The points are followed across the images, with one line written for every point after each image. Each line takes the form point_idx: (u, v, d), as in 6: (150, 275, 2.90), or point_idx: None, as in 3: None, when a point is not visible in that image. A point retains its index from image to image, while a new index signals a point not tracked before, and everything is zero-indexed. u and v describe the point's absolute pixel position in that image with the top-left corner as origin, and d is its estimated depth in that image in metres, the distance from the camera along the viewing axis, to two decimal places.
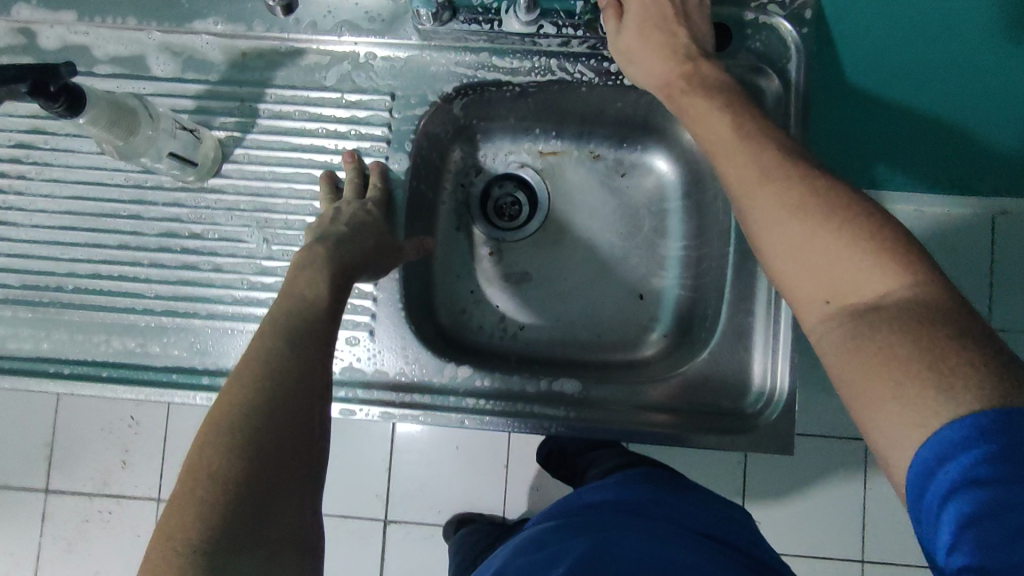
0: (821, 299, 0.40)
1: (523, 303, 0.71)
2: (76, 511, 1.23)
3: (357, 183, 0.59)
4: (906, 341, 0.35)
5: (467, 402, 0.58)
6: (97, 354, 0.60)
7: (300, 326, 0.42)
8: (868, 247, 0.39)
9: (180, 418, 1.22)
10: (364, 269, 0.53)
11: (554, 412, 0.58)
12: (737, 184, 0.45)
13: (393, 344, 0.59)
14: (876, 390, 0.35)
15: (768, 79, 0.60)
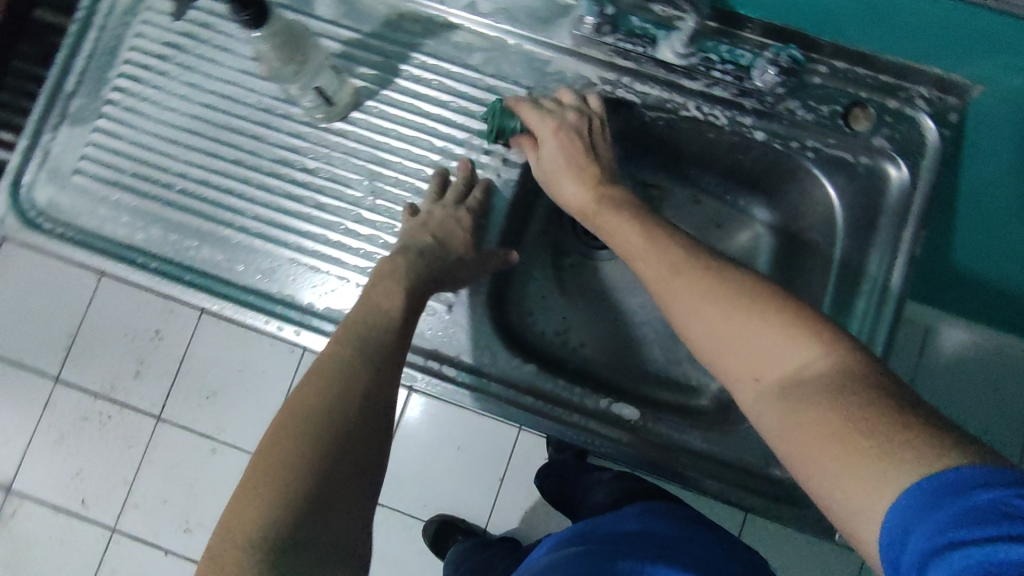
0: (751, 375, 0.38)
1: (589, 319, 0.71)
2: (76, 408, 1.24)
3: (461, 190, 0.59)
4: (833, 412, 0.33)
5: (526, 399, 0.58)
6: (182, 259, 0.61)
7: (367, 341, 0.49)
8: (769, 320, 0.39)
9: (200, 344, 1.24)
10: (443, 284, 0.57)
11: (607, 432, 0.57)
12: (649, 281, 0.46)
13: (468, 324, 0.59)
14: (832, 467, 0.32)
15: (901, 169, 0.58)
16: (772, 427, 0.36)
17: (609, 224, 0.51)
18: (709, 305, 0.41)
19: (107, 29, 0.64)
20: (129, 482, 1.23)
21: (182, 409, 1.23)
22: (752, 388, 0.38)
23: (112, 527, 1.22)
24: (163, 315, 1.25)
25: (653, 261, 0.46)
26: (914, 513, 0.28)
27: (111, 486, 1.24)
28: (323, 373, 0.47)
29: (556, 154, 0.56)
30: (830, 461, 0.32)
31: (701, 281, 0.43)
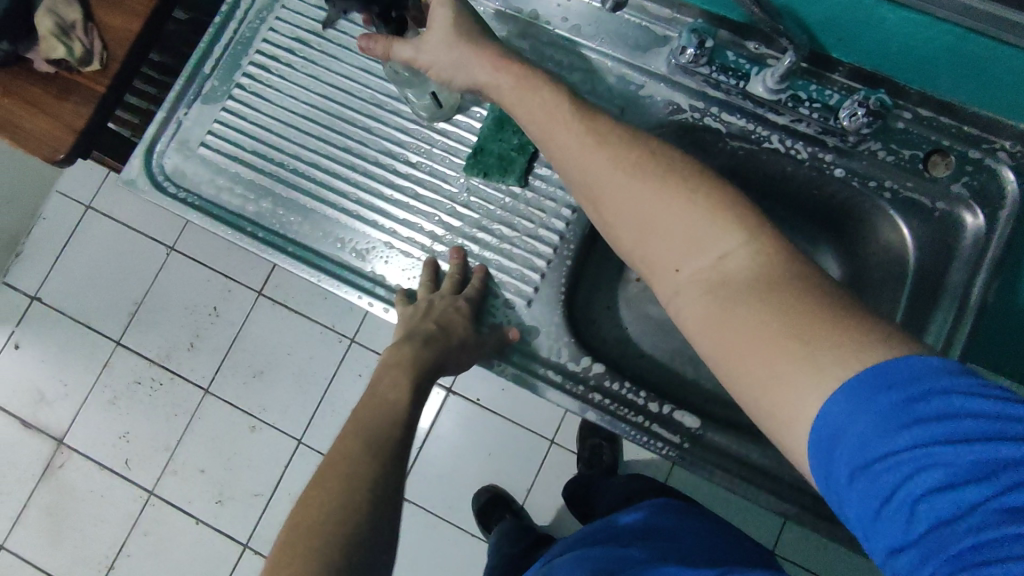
0: (685, 273, 0.44)
1: (652, 333, 0.74)
2: (132, 372, 1.50)
3: (455, 279, 0.62)
4: (760, 304, 0.38)
5: (593, 396, 0.61)
6: (287, 232, 0.66)
7: (384, 448, 0.51)
8: (710, 221, 0.44)
9: (254, 324, 1.49)
10: (452, 366, 0.60)
11: (668, 436, 0.59)
12: (599, 189, 0.50)
13: (544, 319, 0.63)
14: (758, 362, 0.37)
15: (976, 216, 0.61)
16: (707, 323, 0.42)
17: (559, 137, 0.53)
18: (656, 205, 0.47)
19: (245, 21, 0.71)
20: (172, 448, 1.46)
21: (229, 385, 1.47)
22: (685, 283, 0.44)
23: (151, 490, 1.45)
24: (222, 296, 1.51)
25: (605, 168, 0.50)
26: (856, 421, 0.33)
27: (155, 450, 1.47)
28: (332, 480, 0.48)
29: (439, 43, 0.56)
30: (754, 351, 0.38)
31: (652, 186, 0.47)
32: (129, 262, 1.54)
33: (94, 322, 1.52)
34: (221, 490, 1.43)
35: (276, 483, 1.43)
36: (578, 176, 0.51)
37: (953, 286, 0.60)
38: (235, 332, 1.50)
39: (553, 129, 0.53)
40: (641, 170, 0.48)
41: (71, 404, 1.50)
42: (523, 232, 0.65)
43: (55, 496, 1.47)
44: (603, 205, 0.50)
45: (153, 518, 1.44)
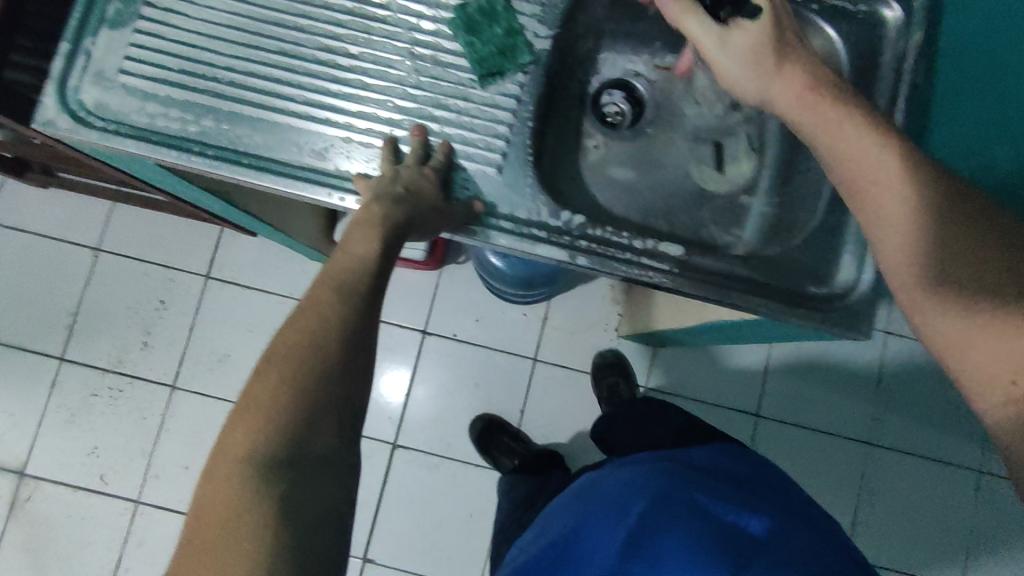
0: (901, 252, 0.57)
1: (620, 193, 0.76)
2: (86, 385, 1.41)
3: (419, 154, 0.61)
4: (994, 300, 0.53)
5: (579, 243, 0.62)
6: (237, 146, 0.63)
7: (347, 284, 0.53)
8: (940, 216, 0.56)
9: (208, 307, 1.43)
10: (417, 230, 0.58)
11: (658, 266, 0.62)
12: (857, 173, 0.59)
13: (516, 183, 0.63)
14: (979, 338, 0.53)
15: (894, 10, 0.66)
16: (901, 279, 0.58)
17: (865, 157, 0.59)
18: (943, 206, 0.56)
19: None
20: (149, 451, 1.39)
21: (196, 374, 1.41)
22: (895, 256, 0.58)
23: (137, 499, 1.38)
24: (166, 287, 1.43)
25: (865, 156, 0.59)
26: None
27: (131, 457, 1.39)
28: (300, 314, 0.52)
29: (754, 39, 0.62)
30: (998, 332, 0.52)
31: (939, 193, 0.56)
32: (55, 271, 1.43)
33: (29, 342, 1.41)
34: None
35: None
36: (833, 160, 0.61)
37: (886, 78, 0.66)
38: (190, 320, 1.43)
39: (812, 119, 0.61)
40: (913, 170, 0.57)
41: (22, 434, 1.39)
42: (478, 102, 0.64)
43: (30, 532, 1.38)
44: (862, 185, 0.59)
45: (144, 527, 1.37)
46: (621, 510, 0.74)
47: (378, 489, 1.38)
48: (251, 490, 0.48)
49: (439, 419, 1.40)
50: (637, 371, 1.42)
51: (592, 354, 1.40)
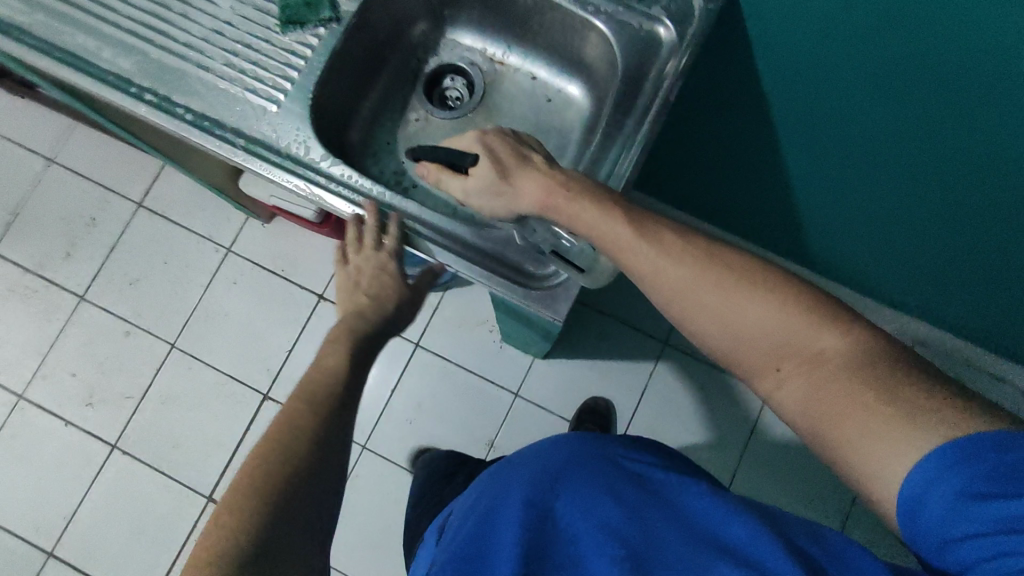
0: (773, 367, 0.58)
1: None
2: (5, 281, 1.50)
3: (375, 231, 0.67)
4: (863, 391, 0.52)
5: (329, 184, 0.69)
6: (58, 42, 0.70)
7: (318, 397, 0.60)
8: (782, 308, 0.57)
9: (133, 234, 1.52)
10: (388, 334, 0.67)
11: (391, 216, 0.69)
12: (682, 290, 0.60)
13: (291, 122, 0.69)
14: (858, 428, 0.52)
15: (667, 31, 0.68)
16: (802, 396, 0.56)
17: (610, 236, 0.62)
18: (769, 305, 0.58)
19: None
20: (43, 352, 1.48)
21: (105, 292, 1.50)
22: (776, 374, 0.58)
23: (20, 394, 1.46)
24: (100, 207, 1.53)
25: (680, 274, 0.60)
26: (932, 488, 0.49)
27: (26, 354, 1.48)
28: (271, 432, 0.58)
29: (487, 170, 0.66)
30: (881, 428, 0.51)
31: (761, 296, 0.58)
32: (9, 173, 1.55)
33: None
34: (92, 395, 1.46)
35: (147, 385, 1.46)
36: (658, 281, 0.61)
37: (648, 92, 0.68)
38: (113, 241, 1.52)
39: (602, 230, 0.62)
40: (725, 271, 0.59)
41: None
42: (278, 46, 0.71)
43: None
44: (687, 304, 0.60)
45: (20, 421, 1.45)
46: (511, 485, 0.72)
47: (241, 435, 1.44)
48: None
49: None
50: (511, 377, 1.45)
51: (478, 354, 1.47)
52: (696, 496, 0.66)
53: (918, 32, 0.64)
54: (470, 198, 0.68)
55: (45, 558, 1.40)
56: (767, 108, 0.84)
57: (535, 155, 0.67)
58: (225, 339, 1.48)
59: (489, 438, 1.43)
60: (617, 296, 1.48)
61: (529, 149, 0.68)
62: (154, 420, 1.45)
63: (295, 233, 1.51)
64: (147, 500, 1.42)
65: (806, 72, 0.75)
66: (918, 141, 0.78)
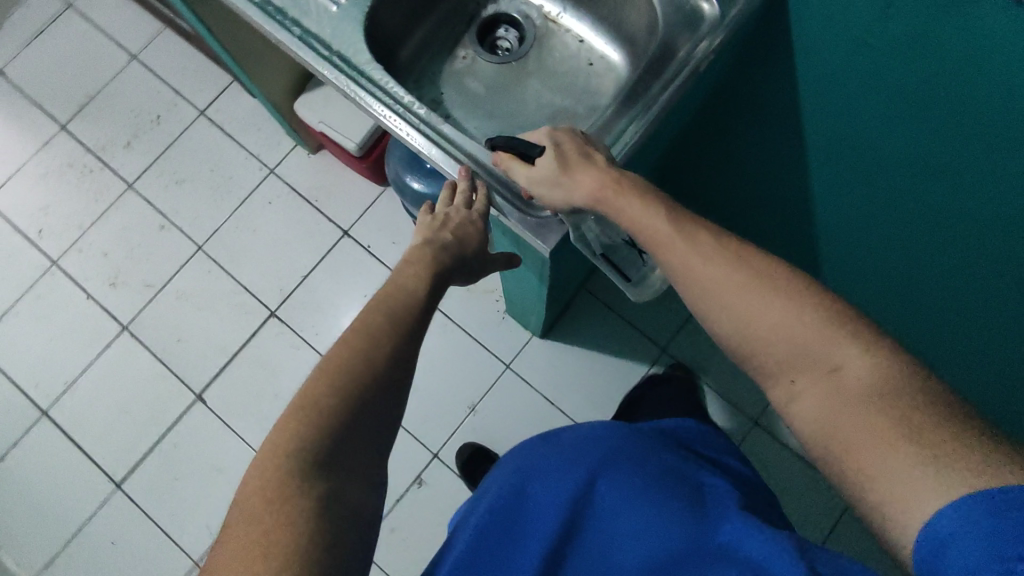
0: (789, 378, 0.54)
1: (461, 100, 0.86)
2: (68, 155, 1.62)
3: (466, 194, 0.71)
4: (875, 415, 0.47)
5: (364, 84, 0.73)
6: None
7: (398, 317, 0.60)
8: (801, 314, 0.53)
9: (190, 138, 1.61)
10: (458, 272, 0.69)
11: (415, 124, 0.73)
12: (709, 282, 0.57)
13: (344, 23, 0.75)
14: (872, 454, 0.46)
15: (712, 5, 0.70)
16: (815, 413, 0.52)
17: (647, 230, 0.60)
18: (793, 312, 0.54)
19: None
20: (84, 227, 1.58)
21: (153, 186, 1.59)
22: (790, 387, 0.54)
23: (54, 260, 1.56)
24: (167, 107, 1.63)
25: (705, 264, 0.58)
26: (950, 540, 0.41)
27: (69, 225, 1.58)
28: (346, 336, 0.58)
29: (546, 165, 0.67)
30: (892, 454, 0.45)
31: (782, 300, 0.54)
32: (96, 60, 1.67)
33: (47, 104, 1.64)
34: (117, 276, 1.55)
35: (168, 279, 1.54)
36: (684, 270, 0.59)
37: (680, 61, 0.72)
38: (171, 140, 1.61)
39: (636, 217, 0.61)
40: (751, 271, 0.56)
41: (4, 171, 1.62)
42: None
43: None
44: (711, 305, 0.57)
45: (48, 284, 1.55)
46: (561, 472, 0.74)
47: (241, 345, 1.50)
48: (286, 487, 0.50)
49: (318, 309, 1.50)
50: (507, 349, 1.48)
51: (481, 320, 1.49)
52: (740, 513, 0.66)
53: (960, 53, 0.62)
54: (533, 189, 0.69)
55: (39, 415, 1.48)
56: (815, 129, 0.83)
57: (598, 153, 0.67)
58: (248, 252, 1.55)
59: (470, 402, 1.45)
60: (627, 293, 1.49)
61: (593, 148, 0.68)
62: (166, 312, 1.52)
63: (336, 167, 1.58)
64: (142, 384, 1.49)
65: (833, 100, 0.77)
66: (955, 182, 0.74)
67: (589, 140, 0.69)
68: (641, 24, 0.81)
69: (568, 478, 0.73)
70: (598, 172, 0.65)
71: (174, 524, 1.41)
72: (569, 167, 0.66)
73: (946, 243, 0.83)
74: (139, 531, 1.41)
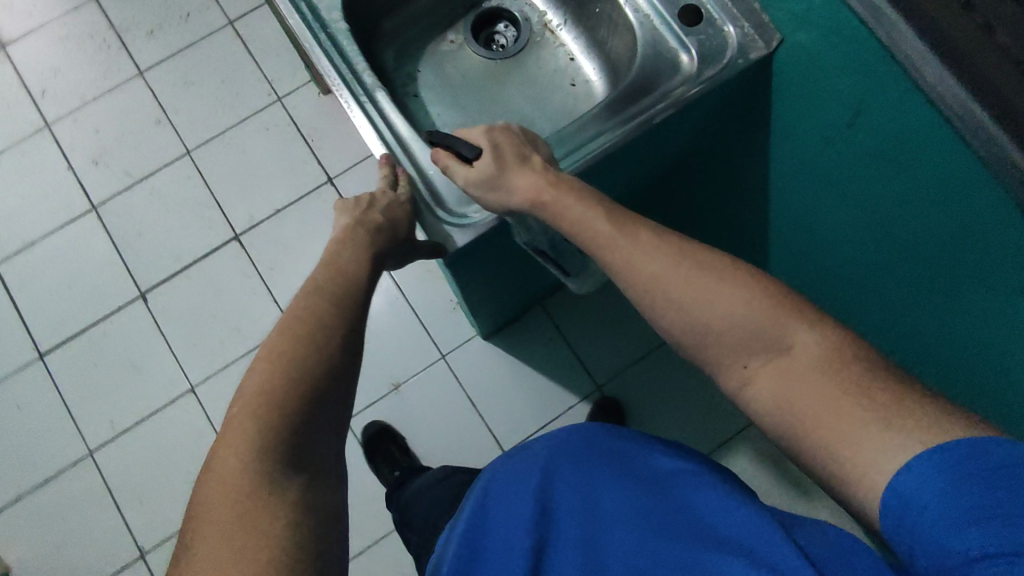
0: (741, 363, 0.56)
1: (434, 81, 0.85)
2: (92, 27, 1.62)
3: (390, 178, 0.72)
4: (834, 381, 0.50)
5: (323, 37, 0.74)
6: None
7: (344, 313, 0.63)
8: (751, 295, 0.56)
9: (210, 44, 1.61)
10: (393, 256, 0.70)
11: (358, 90, 0.74)
12: (674, 267, 0.58)
13: None
14: (841, 423, 0.48)
15: (689, 61, 0.71)
16: (770, 394, 0.53)
17: (591, 229, 0.60)
18: (746, 298, 0.55)
19: None
20: (85, 100, 1.58)
21: (162, 79, 1.59)
22: (743, 372, 0.55)
23: (47, 123, 1.57)
24: (198, 8, 1.63)
25: (668, 254, 0.58)
26: (920, 490, 0.44)
27: (71, 93, 1.58)
28: (285, 333, 0.60)
29: (484, 166, 0.66)
30: (859, 418, 0.48)
31: (738, 283, 0.56)
32: None
33: None
34: (102, 155, 1.56)
35: (148, 173, 1.55)
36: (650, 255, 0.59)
37: (647, 103, 0.71)
38: (192, 41, 1.61)
39: (578, 218, 0.61)
40: (717, 259, 0.58)
41: (27, 24, 1.63)
42: None
43: None
44: (678, 296, 0.57)
45: (34, 144, 1.56)
46: (517, 488, 0.71)
47: (196, 258, 1.50)
48: (255, 485, 0.52)
49: (281, 245, 1.50)
50: (450, 338, 1.46)
51: (433, 303, 1.48)
52: (703, 495, 0.65)
53: (929, 158, 0.57)
54: (471, 190, 0.68)
55: None
56: (801, 199, 0.78)
57: (534, 156, 0.66)
58: (232, 170, 1.54)
59: (396, 379, 1.45)
60: (582, 320, 1.46)
61: (532, 149, 0.68)
62: (136, 204, 1.53)
63: (341, 114, 1.56)
64: (92, 266, 1.50)
65: (818, 170, 0.72)
66: (931, 286, 0.67)
67: (530, 141, 0.69)
68: (626, 62, 0.79)
69: (524, 492, 0.70)
70: (540, 175, 0.64)
71: (81, 408, 1.42)
72: (507, 167, 0.65)
73: (925, 350, 0.75)
74: (46, 405, 1.43)
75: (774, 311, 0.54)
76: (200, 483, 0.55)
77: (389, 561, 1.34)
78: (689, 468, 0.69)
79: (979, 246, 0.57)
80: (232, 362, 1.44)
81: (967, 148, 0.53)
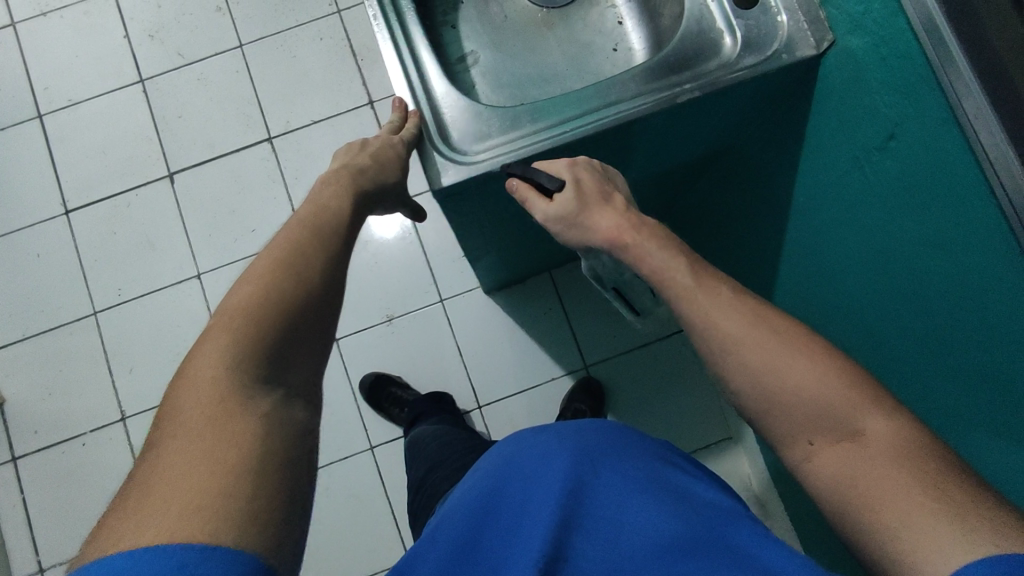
0: (806, 439, 0.50)
1: (477, 15, 0.85)
2: None
3: (393, 126, 0.73)
4: (901, 473, 0.44)
5: None
6: None
7: (327, 238, 0.61)
8: (819, 365, 0.50)
9: None
10: (377, 202, 0.71)
11: (391, 13, 0.76)
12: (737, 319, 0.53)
13: None
14: (902, 512, 0.42)
15: (731, 44, 0.70)
16: (831, 477, 0.48)
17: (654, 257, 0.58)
18: (813, 367, 0.50)
19: None
20: None
21: None
22: (806, 450, 0.50)
23: None
24: None
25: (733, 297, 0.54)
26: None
27: None
28: (269, 259, 0.58)
29: (567, 202, 0.62)
30: (918, 511, 0.41)
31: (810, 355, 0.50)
32: None
33: None
34: (158, 31, 1.57)
35: (198, 58, 1.56)
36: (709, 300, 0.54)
37: (683, 77, 0.70)
38: None
39: (646, 252, 0.58)
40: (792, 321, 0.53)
41: None
42: None
43: None
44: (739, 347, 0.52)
45: (97, 6, 1.59)
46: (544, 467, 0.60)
47: (226, 151, 1.52)
48: (227, 397, 0.48)
49: (310, 157, 1.51)
50: (452, 286, 1.46)
51: (444, 247, 1.48)
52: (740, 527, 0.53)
53: (947, 200, 0.54)
54: (551, 224, 0.64)
55: (33, 116, 1.55)
56: (822, 230, 0.74)
57: (617, 195, 0.63)
58: (279, 72, 1.54)
59: (390, 312, 1.46)
60: (585, 299, 1.44)
61: (613, 188, 0.64)
62: (181, 86, 1.55)
63: None
64: (129, 137, 1.53)
65: (841, 194, 0.68)
66: (927, 351, 0.62)
67: (609, 179, 0.65)
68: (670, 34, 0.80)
69: (550, 477, 0.57)
70: (621, 217, 0.61)
71: (94, 269, 1.48)
72: (589, 206, 0.62)
73: None
74: (62, 260, 1.49)
75: (830, 370, 0.50)
76: (167, 398, 0.51)
77: (347, 485, 1.38)
78: (724, 500, 0.58)
79: (979, 307, 0.53)
80: (240, 261, 1.47)
81: (987, 193, 0.49)
